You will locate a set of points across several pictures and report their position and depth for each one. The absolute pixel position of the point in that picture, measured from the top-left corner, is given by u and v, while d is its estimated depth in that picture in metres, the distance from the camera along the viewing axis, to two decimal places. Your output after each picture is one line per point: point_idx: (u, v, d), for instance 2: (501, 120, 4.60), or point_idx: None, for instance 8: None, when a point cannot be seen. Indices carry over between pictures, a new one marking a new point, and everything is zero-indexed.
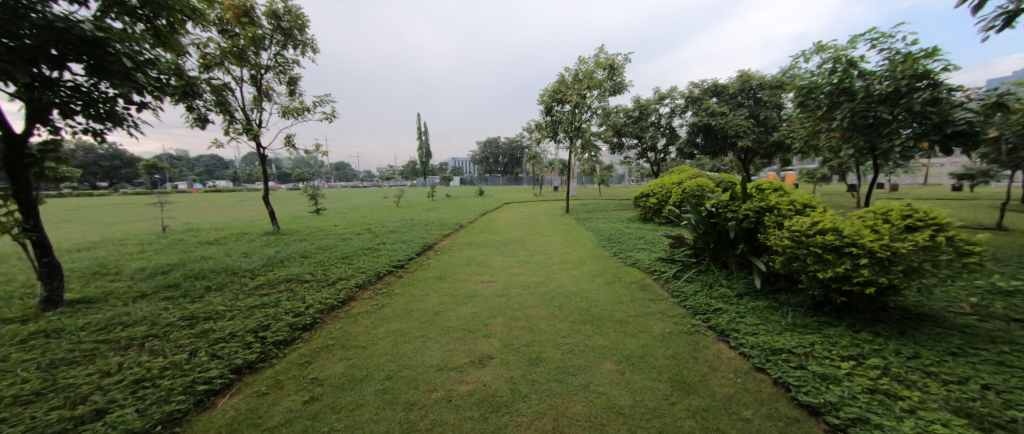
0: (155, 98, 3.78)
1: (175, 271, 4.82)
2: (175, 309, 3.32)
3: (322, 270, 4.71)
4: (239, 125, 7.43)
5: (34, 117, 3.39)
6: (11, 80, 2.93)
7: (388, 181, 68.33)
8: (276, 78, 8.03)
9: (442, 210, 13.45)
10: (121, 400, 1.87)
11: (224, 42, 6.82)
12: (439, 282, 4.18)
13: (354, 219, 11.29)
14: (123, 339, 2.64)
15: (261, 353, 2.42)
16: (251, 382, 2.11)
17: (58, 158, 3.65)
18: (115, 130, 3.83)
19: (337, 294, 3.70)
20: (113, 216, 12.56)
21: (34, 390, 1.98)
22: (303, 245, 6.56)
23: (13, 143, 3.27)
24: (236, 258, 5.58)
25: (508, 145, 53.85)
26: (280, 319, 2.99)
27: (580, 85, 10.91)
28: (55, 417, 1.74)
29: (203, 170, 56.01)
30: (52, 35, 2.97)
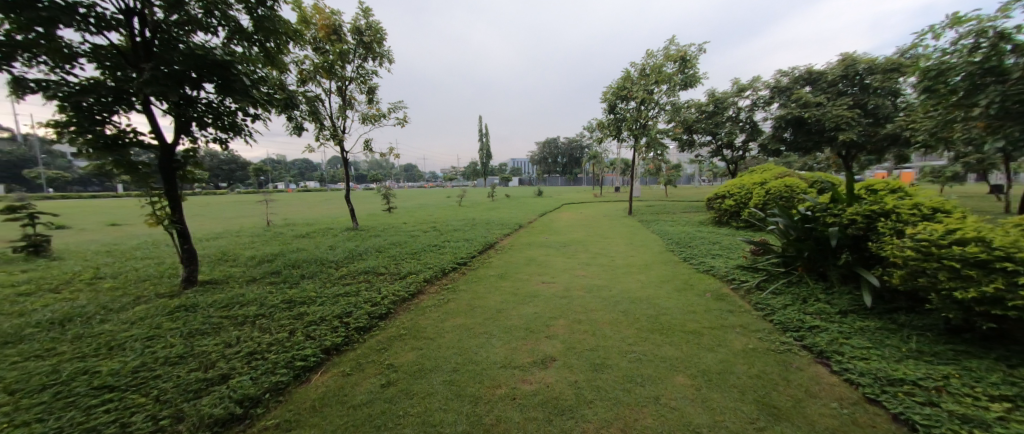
0: (266, 111, 4.41)
1: (277, 260, 5.56)
2: (277, 293, 3.83)
3: (394, 264, 5.07)
4: (327, 131, 8.34)
5: (180, 130, 4.16)
6: (165, 99, 3.62)
7: (451, 182, 71.68)
8: (358, 88, 8.86)
9: (503, 210, 13.69)
10: (238, 369, 2.20)
11: (317, 58, 7.72)
12: (502, 281, 4.28)
13: (420, 217, 12.00)
14: (239, 316, 3.11)
15: (346, 337, 2.69)
16: (337, 363, 2.35)
17: (196, 162, 4.43)
18: (235, 138, 4.53)
19: (407, 287, 3.96)
20: (230, 212, 14.89)
21: (178, 353, 2.42)
22: (379, 241, 7.13)
23: (166, 151, 4.05)
24: (324, 251, 6.26)
25: (569, 145, 53.32)
26: (360, 307, 3.29)
27: (647, 81, 10.36)
28: (194, 377, 2.11)
29: (297, 172, 63.94)
30: (193, 60, 3.60)
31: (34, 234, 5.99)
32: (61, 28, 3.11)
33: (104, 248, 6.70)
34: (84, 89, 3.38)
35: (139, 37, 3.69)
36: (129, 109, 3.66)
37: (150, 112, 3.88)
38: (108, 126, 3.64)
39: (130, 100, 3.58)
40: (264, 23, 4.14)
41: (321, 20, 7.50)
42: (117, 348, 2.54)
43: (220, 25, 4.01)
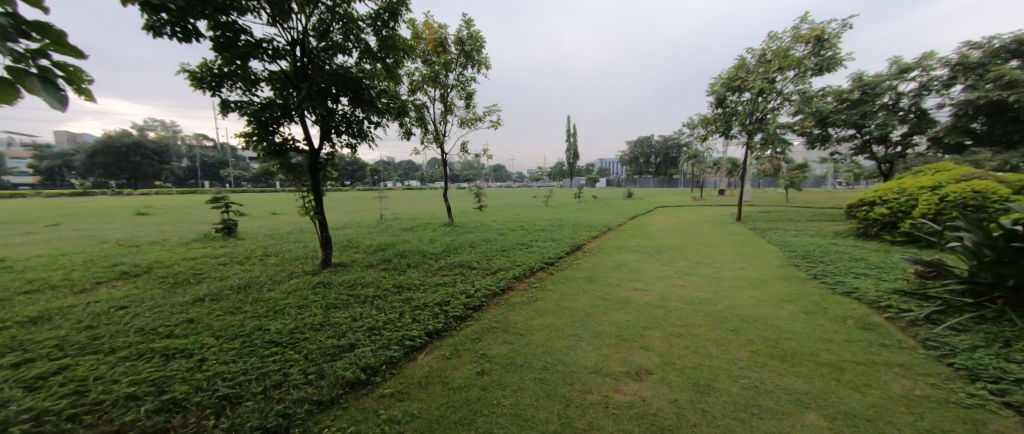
0: (385, 119, 5.07)
1: (388, 249, 6.33)
2: (389, 278, 4.37)
3: (485, 260, 5.35)
4: (431, 135, 9.21)
5: (323, 138, 5.02)
6: (315, 111, 4.41)
7: (538, 182, 72.63)
8: (458, 95, 9.58)
9: (590, 212, 13.36)
10: (361, 341, 2.57)
11: (425, 69, 8.55)
12: (590, 284, 4.17)
13: (508, 216, 12.41)
14: (361, 296, 3.64)
15: (445, 323, 2.94)
16: (439, 347, 2.58)
17: (333, 164, 5.30)
18: (362, 143, 5.29)
19: (498, 282, 4.15)
20: (351, 206, 17.45)
21: (319, 322, 2.94)
22: (472, 237, 7.59)
23: (314, 155, 4.93)
24: (426, 243, 6.93)
25: (665, 144, 49.46)
26: (457, 297, 3.55)
27: (768, 67, 8.96)
28: (331, 342, 2.53)
29: (403, 172, 71.89)
30: (335, 78, 4.33)
31: (227, 219, 7.85)
32: (251, 60, 4.01)
33: (268, 232, 8.45)
34: (263, 107, 4.31)
35: (298, 62, 4.56)
36: (291, 122, 4.56)
37: (304, 123, 4.77)
38: (277, 135, 4.58)
39: (291, 114, 4.45)
40: (387, 42, 4.78)
41: (431, 35, 8.29)
42: (279, 312, 3.18)
43: (354, 47, 4.73)
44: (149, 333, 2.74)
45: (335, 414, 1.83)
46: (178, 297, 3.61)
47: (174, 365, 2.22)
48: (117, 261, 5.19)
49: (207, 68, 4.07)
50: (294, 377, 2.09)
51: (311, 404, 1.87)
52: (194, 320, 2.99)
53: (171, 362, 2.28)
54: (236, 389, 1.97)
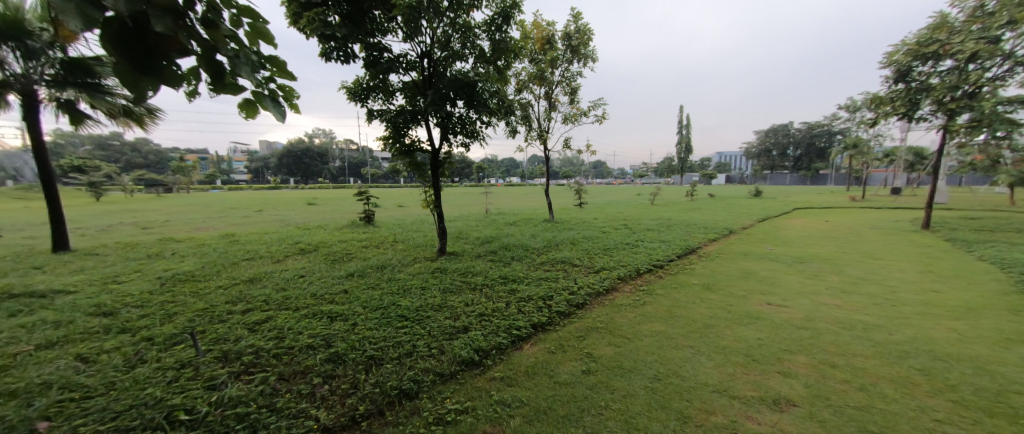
0: (495, 119, 5.36)
1: (494, 242, 6.72)
2: (495, 269, 4.64)
3: (587, 257, 5.25)
4: (534, 132, 9.43)
5: (442, 139, 5.56)
6: (436, 114, 4.91)
7: (643, 179, 68.12)
8: (562, 91, 9.56)
9: (707, 212, 11.94)
10: (473, 325, 2.79)
11: (532, 68, 8.75)
12: (709, 292, 3.73)
13: (611, 213, 11.90)
14: (471, 283, 3.95)
15: (550, 317, 2.99)
16: (544, 339, 2.64)
17: (450, 162, 5.85)
18: (474, 143, 5.69)
19: (602, 281, 4.02)
20: (460, 201, 19.04)
21: (438, 303, 3.28)
22: (573, 234, 7.53)
23: (434, 154, 5.51)
24: (529, 238, 7.15)
25: (809, 132, 41.04)
26: (560, 293, 3.57)
27: (988, 23, 6.61)
28: (447, 323, 2.80)
29: (506, 169, 75.40)
30: (454, 84, 4.77)
31: (366, 210, 9.34)
32: (390, 74, 4.70)
33: (396, 222, 9.80)
34: (397, 113, 4.99)
35: (425, 72, 5.15)
36: (417, 125, 5.18)
37: (427, 126, 5.36)
38: (406, 138, 5.26)
39: (418, 118, 5.05)
40: (499, 45, 5.05)
41: (539, 33, 8.44)
42: (406, 291, 3.68)
43: (470, 54, 5.12)
44: (318, 298, 3.47)
45: (454, 387, 2.02)
46: (335, 271, 4.47)
47: (336, 326, 2.77)
48: (296, 240, 6.68)
49: (358, 83, 4.89)
50: (421, 349, 2.38)
51: (434, 375, 2.10)
52: (348, 291, 3.67)
53: (333, 323, 2.84)
54: (378, 352, 2.34)
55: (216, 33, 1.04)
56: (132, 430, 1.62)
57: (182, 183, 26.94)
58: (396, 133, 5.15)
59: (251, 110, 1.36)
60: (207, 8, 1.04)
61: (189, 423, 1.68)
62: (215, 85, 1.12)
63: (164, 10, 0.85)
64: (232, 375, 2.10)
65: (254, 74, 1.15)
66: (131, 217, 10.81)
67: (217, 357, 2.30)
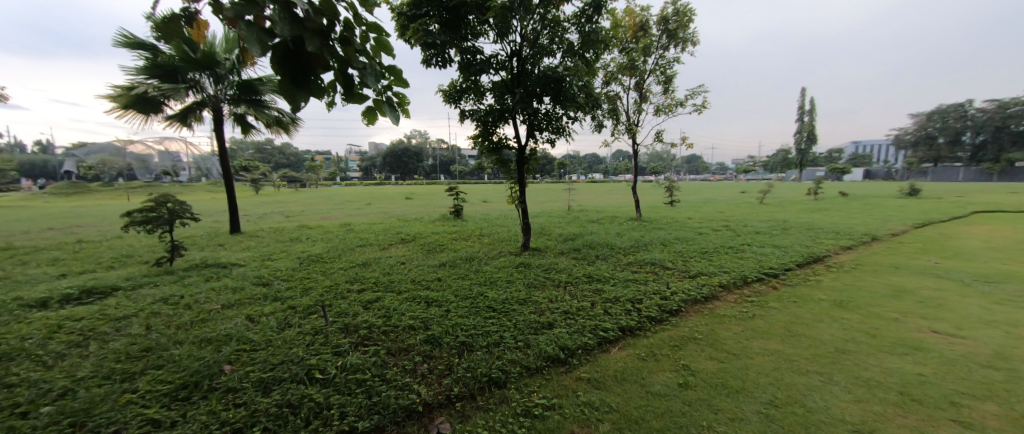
0: (583, 113, 5.23)
1: (577, 239, 6.59)
2: (580, 267, 4.55)
3: (681, 260, 4.82)
4: (622, 126, 8.97)
5: (529, 135, 5.62)
6: (523, 112, 4.99)
7: (749, 175, 60.03)
8: (655, 80, 8.90)
9: (836, 213, 9.99)
10: (558, 321, 2.79)
11: (623, 58, 8.32)
12: (844, 310, 3.10)
13: (708, 213, 10.74)
14: (555, 280, 3.95)
15: (639, 322, 2.81)
16: (633, 344, 2.50)
17: (535, 158, 5.89)
18: (560, 138, 5.64)
19: (700, 288, 3.65)
20: (543, 197, 19.16)
21: (522, 297, 3.35)
22: (664, 234, 6.99)
23: (520, 151, 5.61)
24: (615, 237, 6.84)
25: (998, 112, 31.38)
26: (651, 297, 3.35)
27: None
28: (532, 318, 2.84)
29: (590, 165, 73.57)
30: (543, 80, 4.77)
31: (456, 204, 9.98)
32: (481, 75, 4.92)
33: (482, 216, 10.28)
34: (486, 112, 5.20)
35: (513, 71, 5.27)
36: (505, 123, 5.33)
37: (514, 124, 5.48)
38: (494, 136, 5.45)
39: (506, 115, 5.19)
40: (589, 37, 4.90)
41: (631, 20, 7.97)
42: (492, 283, 3.84)
43: (558, 49, 5.09)
44: (417, 284, 3.83)
45: (540, 382, 2.04)
46: (429, 261, 4.88)
47: (432, 311, 3.02)
48: (398, 231, 7.47)
49: (452, 86, 5.24)
50: (508, 341, 2.46)
51: (521, 368, 2.14)
52: (441, 279, 3.97)
53: (430, 308, 3.11)
54: (469, 339, 2.48)
55: (350, 49, 1.21)
56: (284, 380, 1.99)
57: (312, 179, 32.21)
58: (485, 131, 5.38)
59: (372, 116, 1.55)
60: (343, 28, 1.21)
61: (321, 381, 2.01)
62: (347, 95, 1.30)
63: (314, 34, 1.02)
64: (352, 345, 2.44)
65: (377, 83, 1.31)
66: (278, 207, 13.31)
67: (341, 328, 2.69)
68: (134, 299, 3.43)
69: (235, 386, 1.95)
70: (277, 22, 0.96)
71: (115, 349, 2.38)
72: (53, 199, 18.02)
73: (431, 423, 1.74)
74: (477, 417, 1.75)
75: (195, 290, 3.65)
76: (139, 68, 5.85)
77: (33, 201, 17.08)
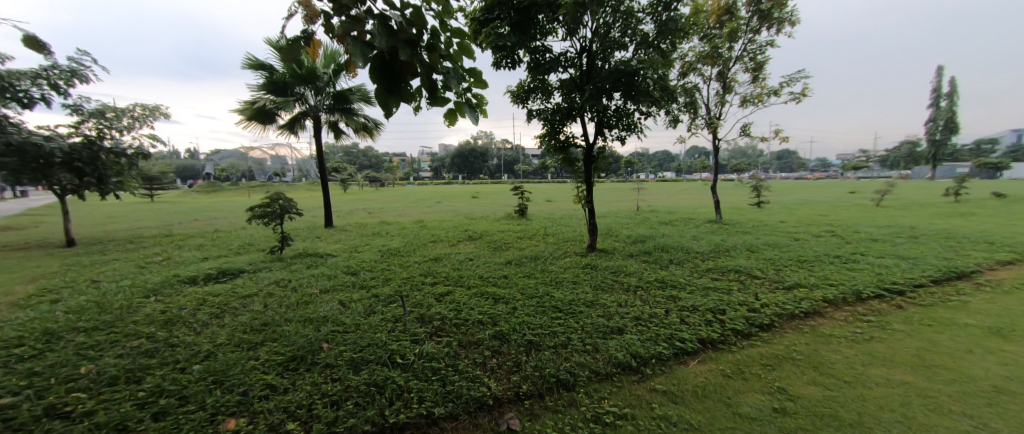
0: (657, 108, 4.93)
1: (648, 241, 6.23)
2: (651, 271, 4.29)
3: (773, 269, 4.28)
4: (701, 120, 8.27)
5: (597, 133, 5.45)
6: (592, 108, 4.85)
7: (859, 172, 51.26)
8: (742, 68, 8.03)
9: (988, 219, 8.03)
10: (628, 327, 2.66)
11: (703, 47, 7.66)
12: (1002, 341, 2.47)
13: (806, 216, 9.40)
14: (624, 283, 3.78)
15: (722, 335, 2.56)
16: (716, 359, 2.28)
17: (604, 157, 5.69)
18: (631, 135, 5.38)
19: (797, 301, 3.21)
20: (610, 197, 18.49)
21: (589, 300, 3.26)
22: (750, 239, 6.28)
23: (588, 150, 5.46)
24: (691, 240, 6.33)
25: None
26: (737, 308, 3.02)
27: None
28: (601, 322, 2.74)
29: (662, 163, 69.29)
30: (614, 75, 4.58)
31: (521, 204, 10.10)
32: (550, 73, 4.89)
33: (547, 215, 10.25)
34: (554, 111, 5.16)
35: (583, 68, 5.16)
36: (572, 121, 5.25)
37: (582, 122, 5.37)
38: (561, 134, 5.40)
39: (574, 113, 5.11)
40: (666, 26, 4.60)
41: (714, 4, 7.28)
42: (558, 283, 3.81)
43: (631, 41, 4.85)
44: (484, 280, 3.95)
45: (610, 389, 1.97)
46: (496, 258, 5.00)
47: (499, 307, 3.09)
48: (466, 228, 7.79)
49: (520, 86, 5.29)
50: (575, 343, 2.41)
51: (590, 372, 2.09)
52: (507, 277, 4.05)
53: (497, 305, 3.18)
54: (536, 338, 2.48)
55: (435, 56, 1.28)
56: (371, 362, 2.20)
57: (390, 179, 35.08)
58: (552, 130, 5.35)
59: (452, 117, 1.63)
60: (431, 36, 1.29)
61: (402, 365, 2.17)
62: (431, 99, 1.38)
63: (406, 42, 1.11)
64: (427, 334, 2.60)
65: (459, 86, 1.38)
66: (363, 204, 14.78)
67: (417, 319, 2.88)
68: (255, 280, 4.08)
69: (331, 362, 2.20)
70: (376, 35, 1.06)
71: (243, 322, 2.85)
72: (196, 196, 22.14)
73: (501, 417, 1.78)
74: (546, 418, 1.75)
75: (300, 276, 4.20)
76: (260, 85, 6.94)
77: (185, 198, 21.24)
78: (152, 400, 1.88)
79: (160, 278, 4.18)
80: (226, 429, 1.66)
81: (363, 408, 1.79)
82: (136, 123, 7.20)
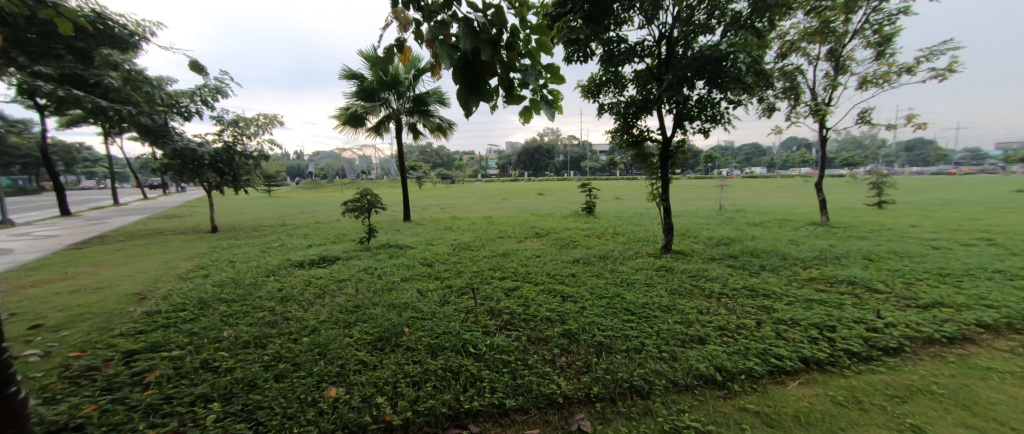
0: (749, 96, 4.40)
1: (734, 244, 5.63)
2: (739, 277, 3.87)
3: (899, 283, 3.57)
4: (804, 107, 7.18)
5: (676, 126, 5.06)
6: (670, 100, 4.51)
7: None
8: (863, 43, 6.79)
9: None
10: (712, 338, 2.43)
11: (810, 22, 6.65)
12: None
13: (948, 219, 7.66)
14: (706, 289, 3.46)
15: (831, 356, 2.20)
16: (823, 382, 1.98)
17: (683, 151, 5.26)
18: (716, 127, 4.89)
19: (937, 323, 2.63)
20: (687, 194, 17.11)
21: (665, 304, 3.05)
22: (866, 245, 5.32)
23: (665, 144, 5.10)
24: (787, 244, 5.57)
25: None
26: (851, 326, 2.58)
27: None
28: (679, 329, 2.55)
29: (750, 157, 62.06)
30: (699, 62, 4.20)
31: (590, 201, 9.84)
32: (625, 64, 4.66)
33: (617, 214, 9.84)
34: (628, 104, 4.92)
35: (661, 57, 4.83)
36: (648, 114, 4.94)
37: (659, 114, 5.02)
38: (635, 128, 5.13)
39: (650, 105, 4.80)
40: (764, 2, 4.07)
41: None
42: (630, 285, 3.62)
43: (719, 23, 4.40)
44: (552, 277, 3.93)
45: (691, 402, 1.82)
46: (563, 256, 4.95)
47: (567, 305, 3.05)
48: (533, 225, 7.84)
49: (592, 80, 5.14)
50: (650, 349, 2.28)
51: (668, 381, 1.95)
52: (575, 275, 3.98)
53: (565, 303, 3.14)
54: (607, 340, 2.40)
55: (513, 54, 1.30)
56: (447, 349, 2.33)
57: (461, 176, 36.79)
58: (625, 124, 5.10)
59: (527, 115, 1.64)
60: (510, 35, 1.31)
61: (475, 355, 2.26)
62: (507, 97, 1.40)
63: (488, 43, 1.13)
64: (497, 327, 2.68)
65: (536, 82, 1.37)
66: (437, 200, 15.74)
67: (487, 311, 2.97)
68: (347, 267, 4.59)
69: (412, 346, 2.38)
70: (461, 37, 1.11)
71: (339, 303, 3.23)
72: (301, 191, 25.58)
73: (571, 417, 1.75)
74: (619, 424, 1.68)
75: (383, 265, 4.63)
76: (353, 93, 7.76)
77: (293, 193, 24.78)
78: (273, 363, 2.22)
79: (276, 261, 4.94)
80: (328, 395, 1.89)
81: (440, 391, 1.90)
82: (259, 130, 8.55)
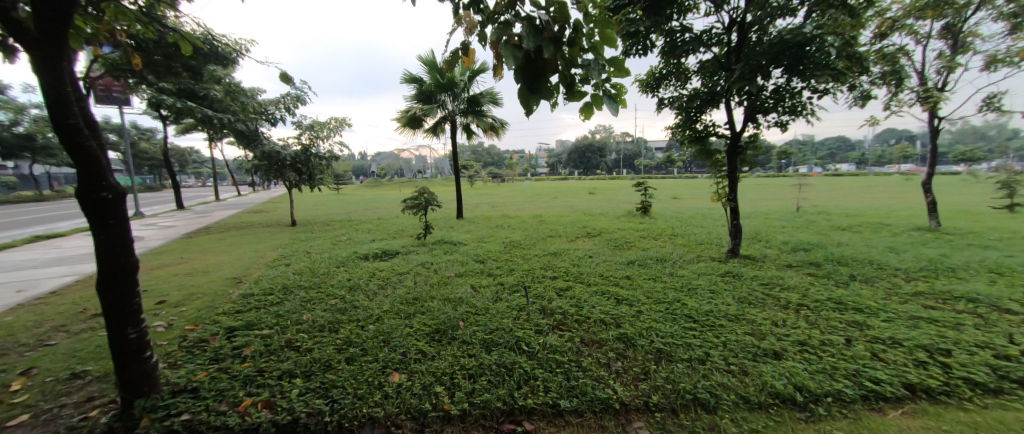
0: (837, 83, 3.90)
1: (815, 250, 5.02)
2: (822, 288, 3.44)
3: None
4: (908, 94, 6.20)
5: (747, 119, 4.63)
6: (740, 91, 4.15)
7: None
8: (992, 15, 5.67)
9: None
10: (790, 353, 2.19)
11: None
12: None
13: None
14: (782, 299, 3.12)
15: (945, 384, 1.87)
16: (934, 414, 1.69)
17: (754, 147, 4.80)
18: (795, 120, 4.40)
19: None
20: (757, 194, 15.60)
21: (733, 313, 2.81)
22: (992, 256, 4.45)
23: (733, 140, 4.70)
24: (884, 252, 4.84)
25: None
26: (972, 351, 2.17)
27: None
28: (750, 342, 2.33)
29: (835, 153, 55.00)
30: (776, 47, 3.80)
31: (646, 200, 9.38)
32: (689, 55, 4.37)
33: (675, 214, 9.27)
34: (691, 97, 4.61)
35: (731, 44, 4.45)
36: (714, 108, 4.58)
37: (727, 107, 4.64)
38: (699, 123, 4.79)
39: (717, 98, 4.45)
40: None
41: None
42: (692, 291, 3.39)
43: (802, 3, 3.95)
44: (605, 279, 3.81)
45: (766, 421, 1.65)
46: (618, 257, 4.78)
47: (622, 308, 2.94)
48: (585, 224, 7.66)
49: (652, 74, 4.89)
50: (717, 361, 2.11)
51: (737, 397, 1.80)
52: (630, 278, 3.82)
53: (620, 306, 3.02)
54: (667, 348, 2.27)
55: (575, 50, 1.27)
56: (500, 345, 2.36)
57: (512, 175, 37.14)
58: (687, 119, 4.78)
59: (588, 111, 1.59)
60: (572, 30, 1.28)
61: (528, 352, 2.27)
62: (567, 93, 1.37)
63: (550, 40, 1.12)
64: (550, 326, 2.66)
65: (598, 77, 1.33)
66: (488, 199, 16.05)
67: (539, 310, 2.97)
68: (406, 261, 4.86)
69: (467, 340, 2.45)
70: (524, 36, 1.11)
71: (399, 295, 3.42)
72: (365, 190, 27.59)
73: (628, 425, 1.68)
74: None
75: (439, 260, 4.82)
76: (413, 96, 8.19)
77: (358, 191, 26.85)
78: (345, 347, 2.42)
79: (344, 254, 5.37)
80: (392, 380, 2.01)
81: (495, 386, 1.93)
82: (331, 133, 9.35)
